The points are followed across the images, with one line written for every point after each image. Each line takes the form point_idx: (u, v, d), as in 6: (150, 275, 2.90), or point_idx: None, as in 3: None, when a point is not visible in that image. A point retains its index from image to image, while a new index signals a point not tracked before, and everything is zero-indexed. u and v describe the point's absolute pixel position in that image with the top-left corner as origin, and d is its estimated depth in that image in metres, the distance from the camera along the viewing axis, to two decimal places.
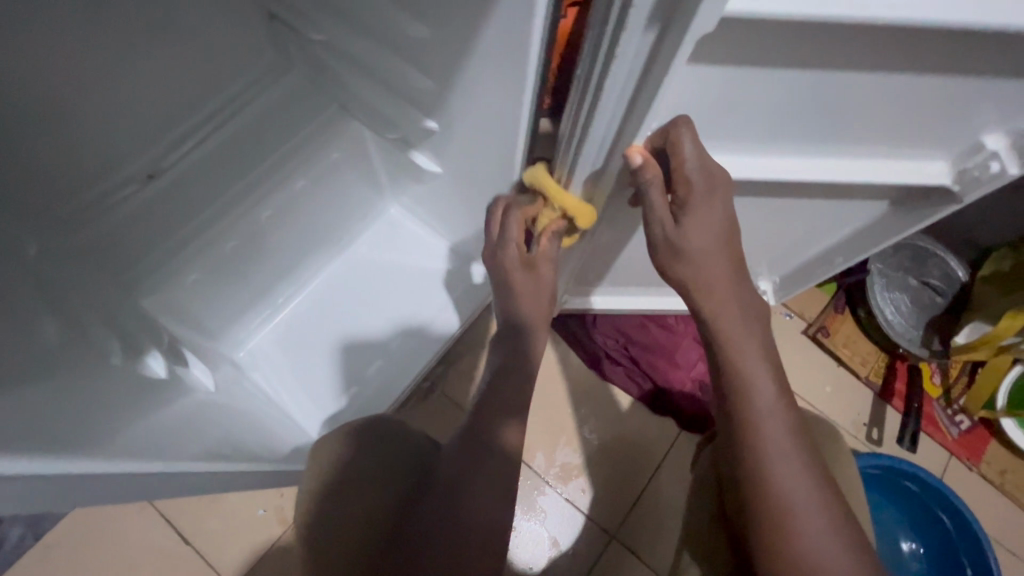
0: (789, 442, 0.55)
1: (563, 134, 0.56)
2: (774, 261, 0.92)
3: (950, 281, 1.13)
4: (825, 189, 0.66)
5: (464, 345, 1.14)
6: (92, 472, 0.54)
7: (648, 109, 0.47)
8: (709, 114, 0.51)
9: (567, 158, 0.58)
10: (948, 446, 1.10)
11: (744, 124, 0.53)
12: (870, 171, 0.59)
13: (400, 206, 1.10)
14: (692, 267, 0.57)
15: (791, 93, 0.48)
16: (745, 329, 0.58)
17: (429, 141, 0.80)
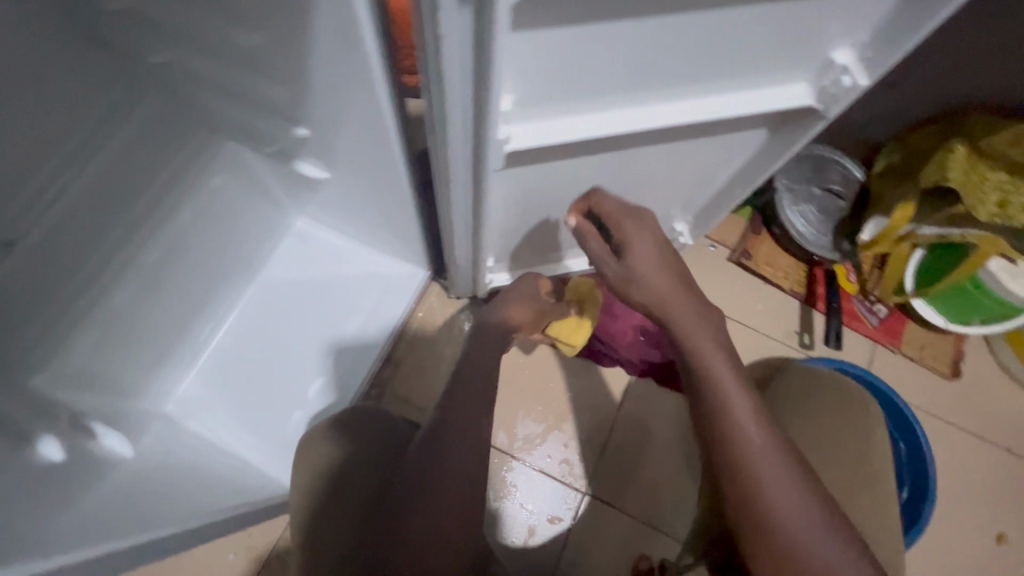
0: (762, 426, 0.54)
1: (427, 123, 0.54)
2: (681, 201, 0.93)
3: (849, 184, 1.19)
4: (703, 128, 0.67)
5: (405, 344, 1.12)
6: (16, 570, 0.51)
7: (492, 84, 0.45)
8: (561, 78, 0.50)
9: (438, 147, 0.56)
10: (869, 335, 1.18)
11: (600, 81, 0.52)
12: (734, 103, 0.59)
13: (307, 218, 1.06)
14: (646, 291, 0.62)
15: (632, 42, 0.48)
16: (711, 336, 0.58)
17: (310, 148, 0.76)
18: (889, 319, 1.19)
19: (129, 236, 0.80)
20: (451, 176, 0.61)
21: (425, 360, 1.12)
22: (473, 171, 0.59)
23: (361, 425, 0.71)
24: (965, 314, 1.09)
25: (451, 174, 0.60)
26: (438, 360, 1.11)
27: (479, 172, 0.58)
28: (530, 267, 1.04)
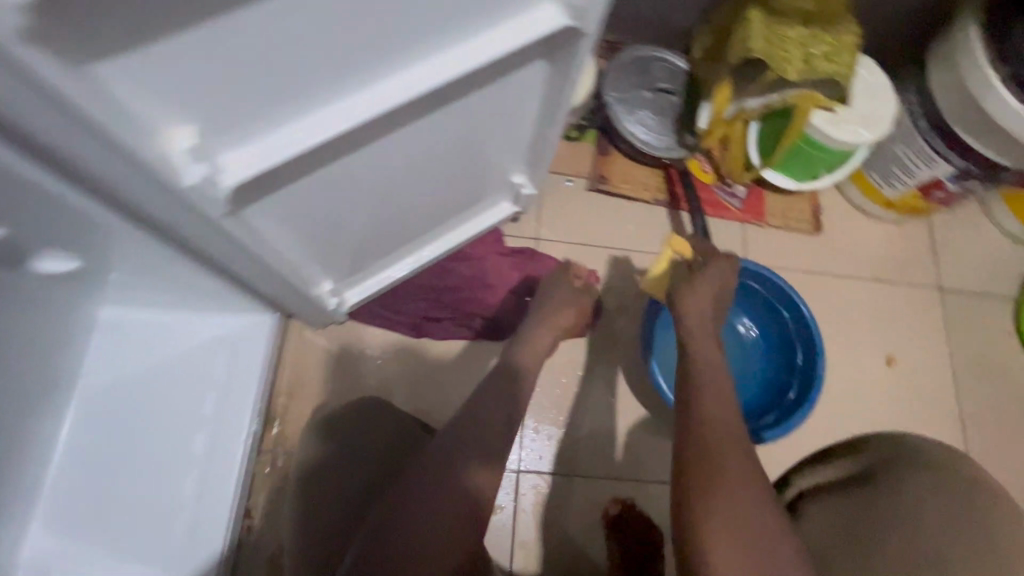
0: (737, 444, 0.60)
1: (96, 180, 0.43)
2: (506, 154, 0.87)
3: (675, 78, 1.16)
4: (468, 82, 0.59)
5: (284, 393, 1.02)
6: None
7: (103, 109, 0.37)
8: (227, 83, 0.41)
9: (137, 203, 0.46)
10: (735, 218, 1.21)
11: (288, 70, 0.43)
12: (472, 52, 0.52)
13: (109, 304, 0.90)
14: (684, 304, 0.80)
15: (280, 25, 0.39)
16: (718, 366, 0.71)
17: (43, 235, 0.63)
18: (749, 197, 1.21)
19: None
20: (184, 227, 0.51)
21: (314, 403, 1.02)
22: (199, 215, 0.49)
23: (345, 427, 0.78)
24: (811, 171, 1.12)
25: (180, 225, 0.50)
26: (326, 395, 1.02)
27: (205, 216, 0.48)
28: (380, 267, 0.96)
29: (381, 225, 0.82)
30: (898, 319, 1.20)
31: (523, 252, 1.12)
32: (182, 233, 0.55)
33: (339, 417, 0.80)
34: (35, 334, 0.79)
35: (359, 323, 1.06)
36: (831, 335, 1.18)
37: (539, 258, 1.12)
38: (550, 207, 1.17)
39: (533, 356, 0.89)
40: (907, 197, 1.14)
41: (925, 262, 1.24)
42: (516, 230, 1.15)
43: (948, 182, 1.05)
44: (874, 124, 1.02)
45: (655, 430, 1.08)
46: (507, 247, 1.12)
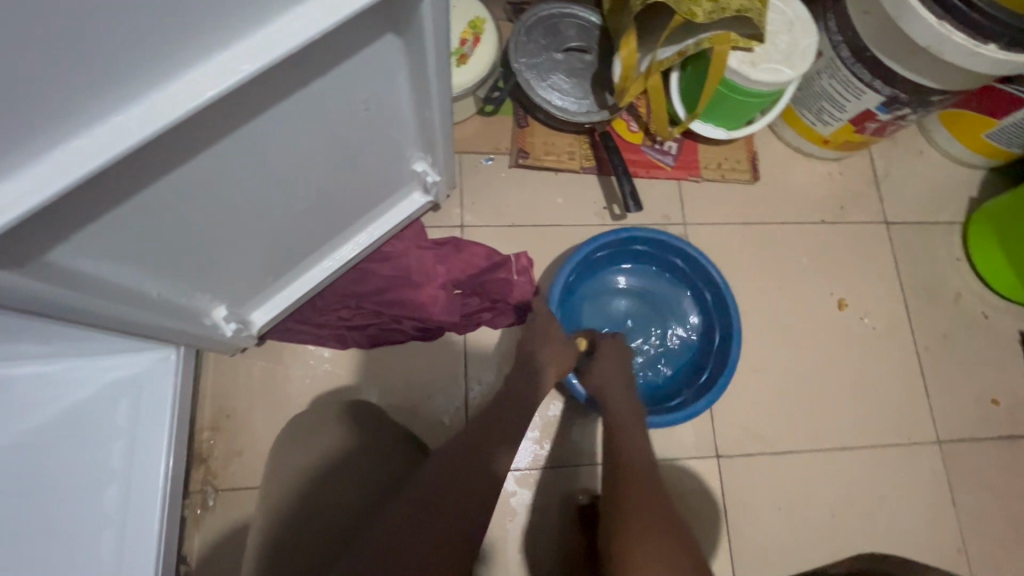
0: (654, 480, 0.70)
1: None
2: (396, 144, 0.79)
3: (587, 35, 1.09)
4: (298, 70, 0.51)
5: (208, 429, 0.95)
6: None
7: None
8: None
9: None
10: (669, 177, 1.14)
11: (20, 80, 0.35)
12: (281, 36, 0.44)
13: None
14: (601, 385, 0.88)
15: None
16: (635, 429, 0.79)
17: None
18: (681, 152, 1.15)
19: None
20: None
21: (243, 434, 0.96)
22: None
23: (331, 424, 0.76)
24: (739, 117, 1.06)
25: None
26: (253, 425, 0.96)
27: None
28: (286, 281, 0.88)
29: (267, 240, 0.75)
30: (846, 262, 1.16)
31: (448, 243, 1.05)
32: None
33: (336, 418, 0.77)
34: None
35: (280, 342, 0.99)
36: (779, 287, 1.14)
37: (465, 248, 1.05)
38: (472, 191, 1.10)
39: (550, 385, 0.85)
40: (841, 133, 1.07)
41: (869, 199, 1.19)
42: (439, 220, 1.08)
43: (879, 112, 0.99)
44: (795, 59, 0.95)
45: None
46: (430, 239, 1.05)
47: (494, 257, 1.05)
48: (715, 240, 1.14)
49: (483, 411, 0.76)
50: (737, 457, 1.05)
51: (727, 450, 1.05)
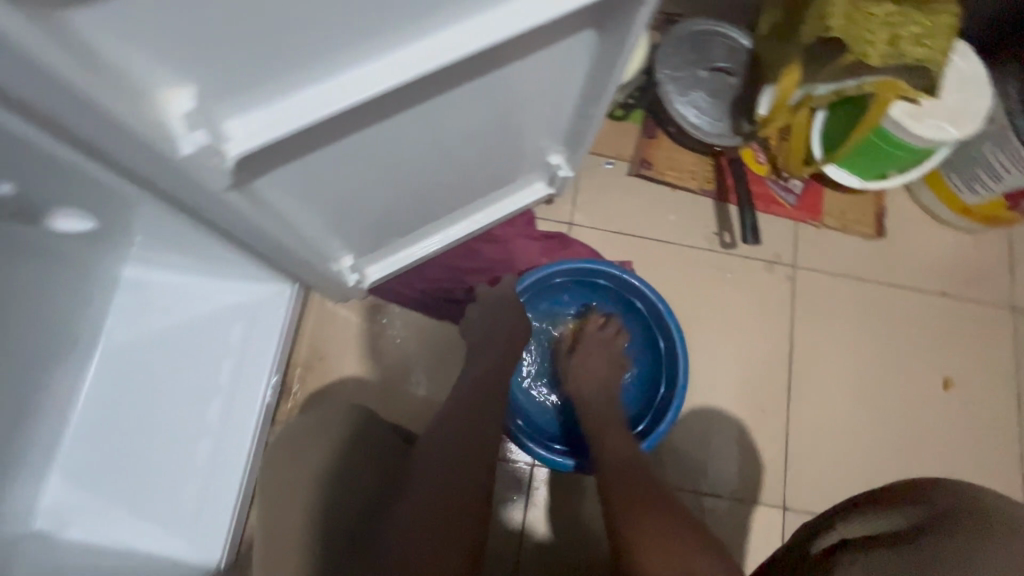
0: (637, 464, 0.75)
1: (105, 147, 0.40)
2: (543, 132, 0.80)
3: (736, 57, 1.06)
4: (505, 50, 0.53)
5: (301, 366, 1.00)
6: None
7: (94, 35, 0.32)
8: (242, 38, 0.36)
9: (137, 166, 0.42)
10: (789, 216, 1.11)
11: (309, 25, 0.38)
12: (522, 13, 0.45)
13: (135, 262, 0.90)
14: (584, 391, 0.91)
15: None
16: (616, 434, 0.81)
17: (54, 194, 0.60)
18: (806, 193, 1.11)
19: None
20: (189, 195, 0.47)
21: (330, 377, 1.00)
22: (205, 183, 0.45)
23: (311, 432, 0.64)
24: (880, 169, 1.02)
25: (187, 194, 0.46)
26: (343, 371, 1.01)
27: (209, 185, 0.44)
28: (404, 244, 0.91)
29: (407, 201, 0.78)
30: (958, 338, 1.09)
31: (555, 237, 1.06)
32: (192, 203, 0.51)
33: (312, 420, 0.65)
34: (63, 289, 0.80)
35: (379, 299, 1.03)
36: (882, 350, 1.09)
37: (572, 246, 1.06)
38: (586, 190, 1.10)
39: (591, 379, 0.92)
40: (990, 204, 1.01)
41: (999, 278, 1.12)
42: (549, 213, 1.08)
43: None
44: (963, 119, 0.90)
45: (678, 433, 1.02)
46: (538, 230, 1.07)
47: (599, 261, 1.07)
48: (823, 287, 1.10)
49: (448, 416, 0.70)
50: (805, 512, 1.02)
51: (796, 503, 1.02)
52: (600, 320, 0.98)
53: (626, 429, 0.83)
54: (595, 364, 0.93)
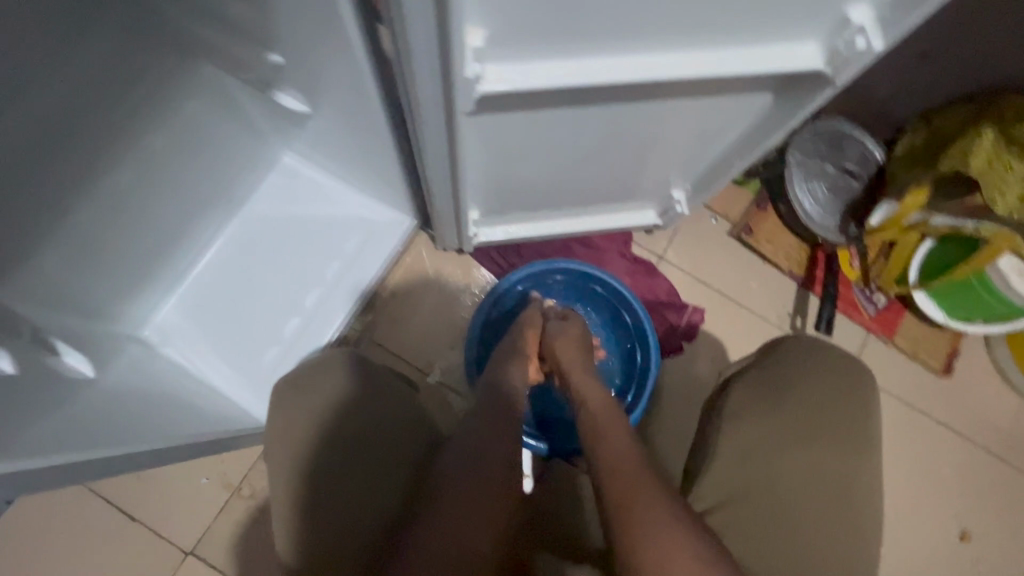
0: (628, 458, 0.63)
1: (398, 59, 0.51)
2: (679, 166, 0.89)
3: (865, 164, 1.12)
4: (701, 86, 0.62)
5: (387, 290, 1.10)
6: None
7: (457, 12, 0.41)
8: (542, 17, 0.46)
9: (405, 78, 0.52)
10: (865, 325, 1.14)
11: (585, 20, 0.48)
12: (738, 62, 0.55)
13: (294, 153, 1.01)
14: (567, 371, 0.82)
15: None
16: (607, 414, 0.72)
17: (286, 76, 0.71)
18: (887, 309, 1.15)
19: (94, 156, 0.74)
20: (422, 116, 0.57)
21: (408, 309, 1.10)
22: (446, 109, 0.55)
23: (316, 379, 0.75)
24: (968, 311, 1.05)
25: (422, 115, 0.57)
26: (420, 310, 1.10)
27: (449, 112, 0.54)
28: (518, 220, 1.01)
29: (545, 183, 0.87)
30: (989, 494, 1.10)
31: (643, 263, 1.14)
32: (413, 120, 0.62)
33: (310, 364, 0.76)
34: (239, 157, 0.93)
35: (471, 261, 1.12)
36: (912, 478, 1.10)
37: (654, 277, 1.15)
38: (685, 234, 1.18)
39: (567, 352, 0.84)
40: None
41: None
42: (645, 240, 1.16)
43: None
44: None
45: None
46: (630, 252, 1.15)
47: (674, 299, 1.14)
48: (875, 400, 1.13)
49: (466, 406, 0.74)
50: None
51: None
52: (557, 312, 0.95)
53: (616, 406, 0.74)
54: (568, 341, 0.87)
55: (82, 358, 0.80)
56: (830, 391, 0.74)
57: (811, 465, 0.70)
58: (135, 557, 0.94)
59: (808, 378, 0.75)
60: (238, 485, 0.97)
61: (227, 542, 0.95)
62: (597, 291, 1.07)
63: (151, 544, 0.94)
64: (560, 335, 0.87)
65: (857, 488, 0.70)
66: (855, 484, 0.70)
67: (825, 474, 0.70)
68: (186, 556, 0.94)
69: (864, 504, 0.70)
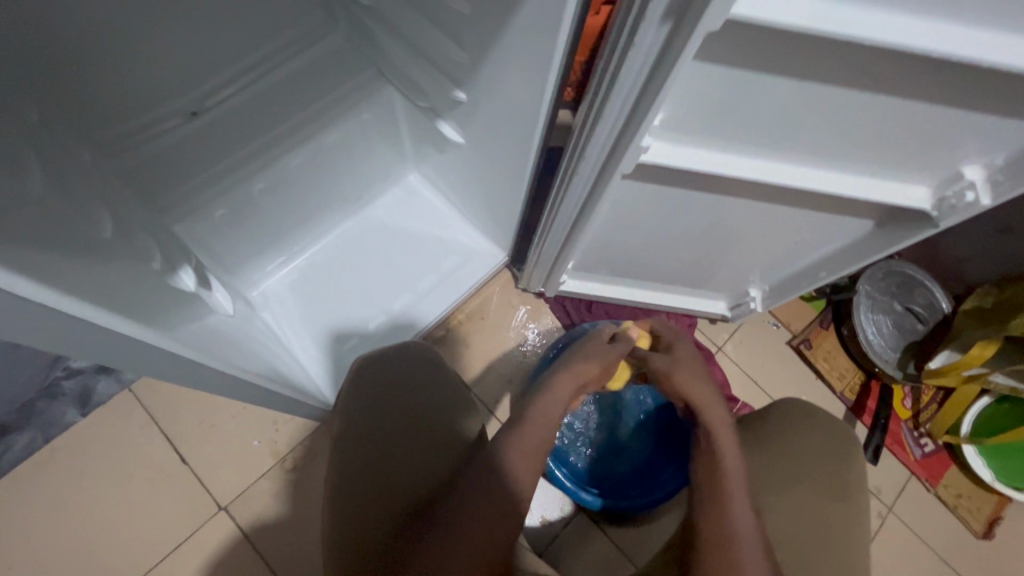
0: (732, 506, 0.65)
1: (580, 120, 0.62)
2: (763, 268, 0.97)
3: (932, 311, 1.17)
4: (815, 199, 0.71)
5: (463, 312, 1.18)
6: (146, 339, 0.48)
7: (658, 97, 0.51)
8: (713, 118, 0.56)
9: (582, 133, 0.62)
10: (909, 466, 1.14)
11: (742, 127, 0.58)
12: (858, 187, 0.64)
13: (420, 174, 1.14)
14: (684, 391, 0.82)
15: (778, 109, 0.54)
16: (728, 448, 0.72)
17: (456, 111, 0.84)
18: (933, 456, 1.15)
19: (281, 138, 0.87)
20: (579, 167, 0.67)
21: (475, 335, 1.17)
22: (603, 166, 0.65)
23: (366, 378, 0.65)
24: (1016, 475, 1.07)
25: (580, 166, 0.67)
26: (488, 339, 1.17)
27: (606, 170, 0.64)
28: (601, 280, 1.09)
29: (640, 253, 0.96)
30: None
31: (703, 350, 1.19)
32: (564, 169, 0.72)
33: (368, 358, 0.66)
34: (378, 165, 1.05)
35: (544, 305, 1.20)
36: None
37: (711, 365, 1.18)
38: (746, 332, 1.23)
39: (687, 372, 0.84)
40: None
41: None
42: (708, 329, 1.22)
43: None
44: None
45: None
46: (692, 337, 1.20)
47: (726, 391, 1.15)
48: (906, 545, 1.11)
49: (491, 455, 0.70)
50: None
51: None
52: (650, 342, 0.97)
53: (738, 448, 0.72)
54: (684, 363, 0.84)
55: (223, 294, 0.87)
56: (808, 442, 0.76)
57: (790, 511, 0.71)
58: (175, 497, 0.98)
59: (789, 429, 0.77)
60: (283, 456, 1.03)
61: (260, 506, 0.99)
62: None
63: (192, 490, 0.99)
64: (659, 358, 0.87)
65: (849, 538, 0.69)
66: (843, 538, 0.68)
67: (806, 514, 0.70)
68: (219, 511, 0.98)
69: (851, 554, 0.67)
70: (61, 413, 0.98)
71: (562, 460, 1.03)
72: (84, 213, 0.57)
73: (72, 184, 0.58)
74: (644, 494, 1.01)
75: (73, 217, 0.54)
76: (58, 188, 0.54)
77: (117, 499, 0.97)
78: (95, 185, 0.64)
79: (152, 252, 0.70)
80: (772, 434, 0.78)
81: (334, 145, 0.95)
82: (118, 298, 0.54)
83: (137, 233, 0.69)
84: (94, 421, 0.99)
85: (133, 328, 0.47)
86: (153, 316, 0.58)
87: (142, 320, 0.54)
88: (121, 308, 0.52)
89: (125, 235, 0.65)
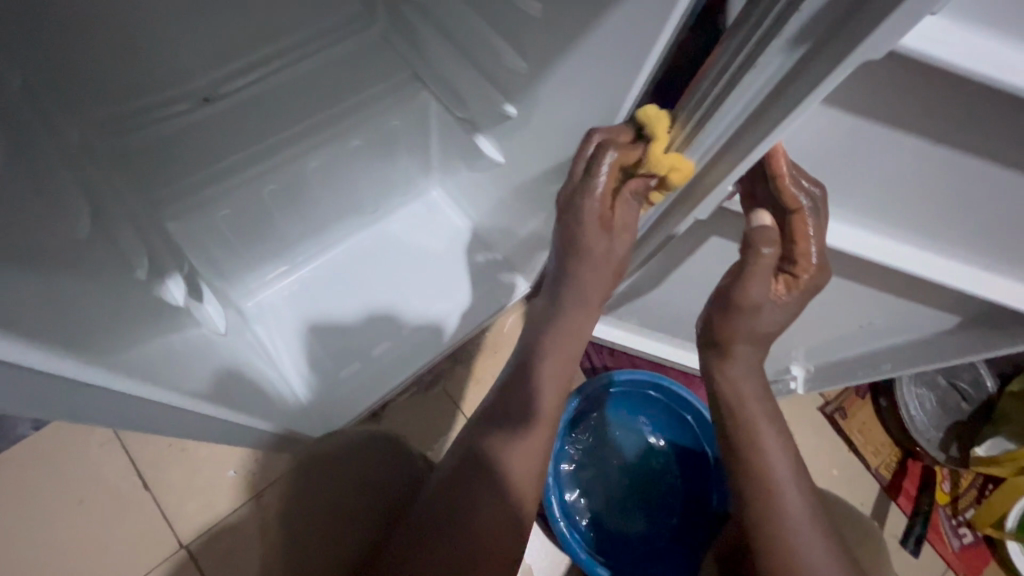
0: (777, 486, 0.58)
1: (663, 137, 0.55)
2: (811, 347, 0.87)
3: (978, 389, 1.07)
4: (899, 279, 0.63)
5: (474, 345, 1.08)
6: (27, 360, 0.35)
7: (769, 134, 0.44)
8: (828, 162, 0.50)
9: (663, 155, 0.56)
10: (947, 558, 1.05)
11: (849, 181, 0.51)
12: (964, 273, 0.56)
13: (443, 190, 1.04)
14: (756, 338, 0.58)
15: (904, 170, 0.47)
16: (781, 449, 0.59)
17: (500, 127, 0.76)
18: (972, 549, 1.06)
19: (301, 137, 0.79)
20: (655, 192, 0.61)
21: (485, 372, 1.06)
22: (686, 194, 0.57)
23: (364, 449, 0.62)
24: None
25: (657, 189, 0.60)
26: (498, 375, 1.06)
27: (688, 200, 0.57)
28: (631, 326, 1.00)
29: (683, 304, 0.87)
30: None
31: None
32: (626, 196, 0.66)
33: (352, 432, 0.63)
34: (401, 177, 0.97)
35: None
36: None
37: None
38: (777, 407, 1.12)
39: (780, 313, 0.56)
40: None
41: None
42: None
43: None
44: None
45: None
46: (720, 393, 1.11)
47: None
48: None
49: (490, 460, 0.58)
50: None
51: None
52: (803, 210, 0.50)
53: (785, 437, 0.60)
54: (779, 295, 0.55)
55: (216, 308, 0.76)
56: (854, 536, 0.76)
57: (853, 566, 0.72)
58: (130, 530, 0.86)
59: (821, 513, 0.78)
60: (259, 492, 0.91)
61: (226, 549, 0.87)
62: (685, 421, 0.97)
63: (152, 524, 0.87)
64: (763, 286, 0.53)
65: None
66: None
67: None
68: (179, 550, 0.87)
69: None
70: (13, 424, 0.86)
71: (572, 521, 0.92)
72: (65, 207, 0.47)
73: (52, 167, 0.48)
74: (660, 564, 0.91)
75: (52, 204, 0.44)
76: (36, 174, 0.44)
77: (63, 528, 0.85)
78: (81, 171, 0.54)
79: (140, 259, 0.60)
80: (841, 511, 0.76)
81: (358, 150, 0.86)
82: (73, 311, 0.43)
83: (125, 234, 0.59)
84: (51, 435, 0.88)
85: (33, 355, 0.36)
86: (84, 317, 0.45)
87: (80, 332, 0.43)
88: (61, 328, 0.40)
89: (108, 235, 0.54)
